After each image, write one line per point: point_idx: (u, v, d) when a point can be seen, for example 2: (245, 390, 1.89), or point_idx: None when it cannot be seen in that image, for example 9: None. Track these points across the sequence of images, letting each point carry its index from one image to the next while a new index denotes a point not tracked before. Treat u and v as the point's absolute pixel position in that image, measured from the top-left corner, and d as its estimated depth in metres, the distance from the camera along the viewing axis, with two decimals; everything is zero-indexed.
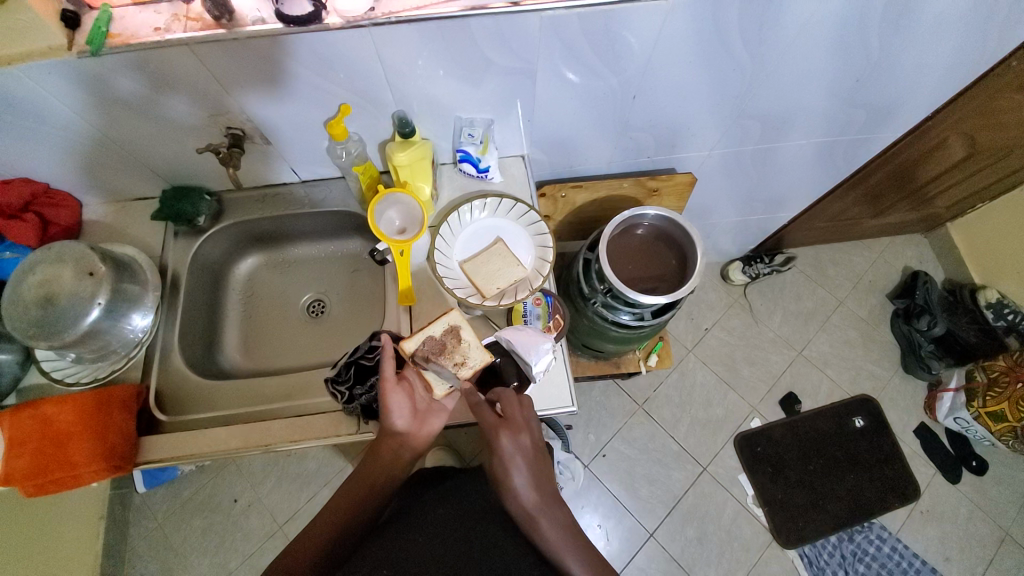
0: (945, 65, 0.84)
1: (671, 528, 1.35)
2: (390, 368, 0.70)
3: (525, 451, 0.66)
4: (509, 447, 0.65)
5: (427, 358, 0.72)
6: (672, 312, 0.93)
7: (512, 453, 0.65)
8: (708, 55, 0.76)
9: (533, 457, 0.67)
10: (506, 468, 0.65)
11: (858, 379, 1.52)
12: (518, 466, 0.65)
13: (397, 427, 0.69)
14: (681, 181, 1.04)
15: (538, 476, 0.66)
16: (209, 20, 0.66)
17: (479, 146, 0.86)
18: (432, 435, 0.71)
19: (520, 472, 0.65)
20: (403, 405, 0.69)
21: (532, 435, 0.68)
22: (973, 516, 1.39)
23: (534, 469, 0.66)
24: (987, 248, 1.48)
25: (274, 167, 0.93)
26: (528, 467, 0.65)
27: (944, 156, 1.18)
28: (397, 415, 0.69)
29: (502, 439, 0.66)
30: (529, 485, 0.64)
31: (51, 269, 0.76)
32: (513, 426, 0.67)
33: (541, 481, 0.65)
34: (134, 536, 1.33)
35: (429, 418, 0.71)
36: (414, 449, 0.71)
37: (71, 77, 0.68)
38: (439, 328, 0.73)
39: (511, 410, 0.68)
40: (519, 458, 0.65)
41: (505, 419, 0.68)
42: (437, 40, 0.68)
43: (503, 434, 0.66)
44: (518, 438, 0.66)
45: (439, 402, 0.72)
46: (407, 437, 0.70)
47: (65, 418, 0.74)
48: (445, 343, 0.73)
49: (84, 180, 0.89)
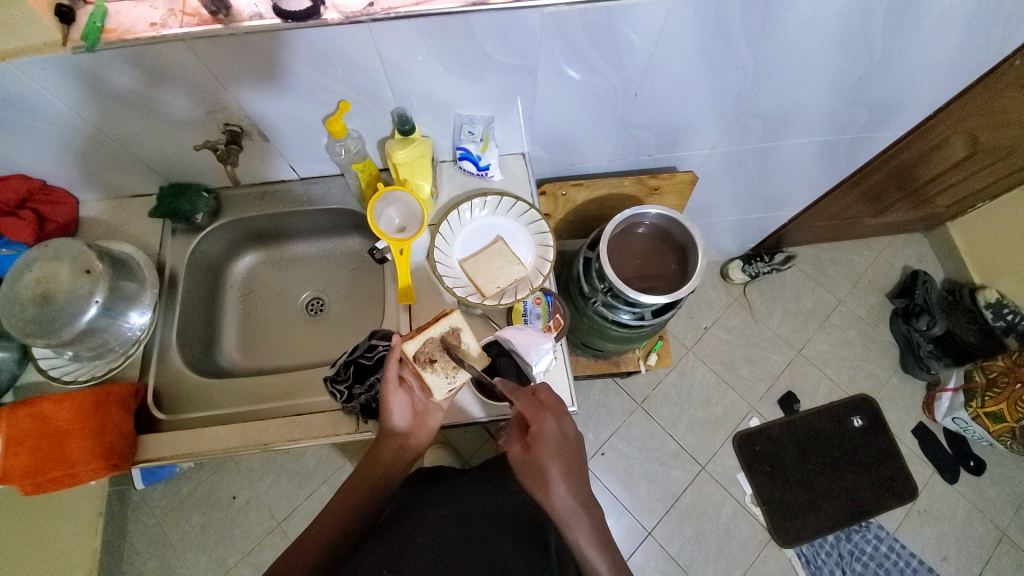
0: (947, 64, 0.83)
1: (669, 526, 1.36)
2: (392, 371, 0.70)
3: (565, 439, 0.65)
4: (552, 430, 0.65)
5: (426, 359, 0.70)
6: (673, 312, 0.93)
7: (552, 437, 0.65)
8: (710, 53, 0.75)
9: (573, 448, 0.65)
10: (546, 452, 0.64)
11: (857, 379, 1.52)
12: (558, 452, 0.64)
13: (397, 428, 0.71)
14: (683, 179, 1.04)
15: (575, 466, 0.64)
16: (206, 16, 0.65)
17: (479, 144, 0.85)
18: (432, 433, 0.73)
19: (560, 459, 0.63)
20: (402, 408, 0.71)
21: (574, 422, 0.68)
22: (970, 515, 1.39)
23: (573, 461, 0.64)
24: (987, 247, 1.48)
25: (272, 164, 0.92)
26: (565, 454, 0.64)
27: (945, 156, 1.17)
28: (397, 418, 0.71)
29: (544, 421, 0.66)
30: (566, 475, 0.63)
31: (48, 266, 0.76)
32: (555, 409, 0.67)
33: (578, 473, 0.64)
34: (133, 533, 1.33)
35: (426, 419, 0.73)
36: (414, 449, 0.73)
37: (67, 73, 0.67)
38: (439, 329, 0.71)
39: (550, 397, 0.69)
40: (560, 443, 0.64)
41: (546, 404, 0.68)
42: (436, 36, 0.68)
43: (545, 417, 0.66)
44: (560, 423, 0.66)
45: (435, 404, 0.73)
46: (408, 437, 0.72)
47: (62, 417, 0.73)
48: (447, 343, 0.71)
49: (81, 177, 0.88)
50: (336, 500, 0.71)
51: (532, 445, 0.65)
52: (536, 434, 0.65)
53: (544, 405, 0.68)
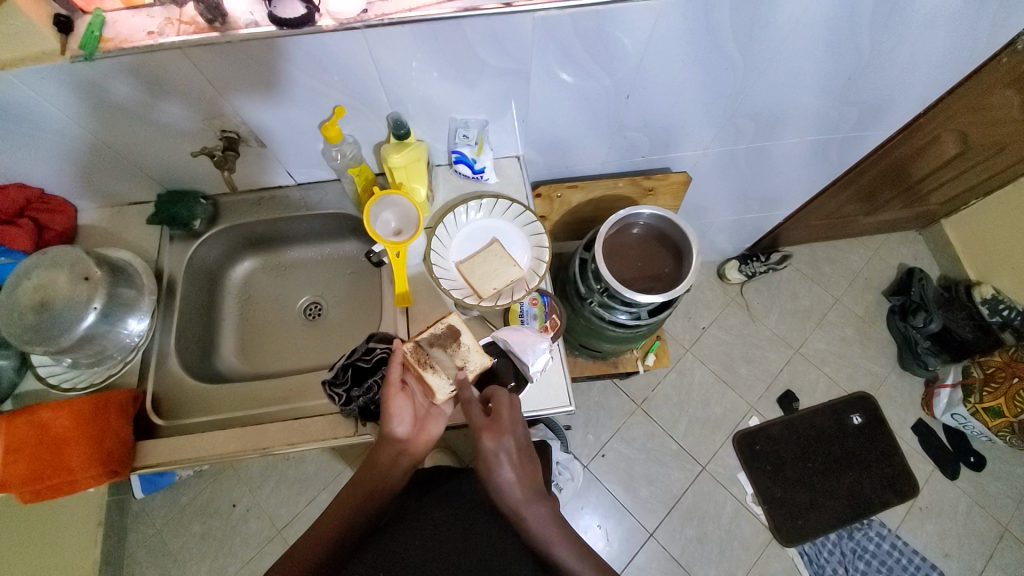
0: (937, 61, 0.84)
1: (671, 527, 1.35)
2: (396, 372, 0.69)
3: (508, 452, 0.65)
4: (491, 450, 0.64)
5: (428, 361, 0.71)
6: (669, 311, 0.93)
7: (493, 455, 0.64)
8: (701, 55, 0.76)
9: (518, 457, 0.65)
10: (489, 469, 0.64)
11: (856, 377, 1.53)
12: (505, 458, 0.64)
13: (398, 433, 0.68)
14: (677, 180, 1.05)
15: (522, 474, 0.65)
16: (202, 24, 0.66)
17: (474, 147, 0.86)
18: (432, 442, 0.71)
19: (506, 465, 0.64)
20: (404, 412, 0.69)
21: (520, 431, 0.67)
22: (972, 512, 1.39)
23: (520, 469, 0.65)
24: (981, 243, 1.49)
25: (269, 170, 0.93)
26: (510, 466, 0.64)
27: (938, 153, 1.18)
28: (398, 421, 0.68)
29: (484, 441, 0.64)
30: (515, 475, 0.64)
31: (47, 273, 0.76)
32: (497, 426, 0.65)
33: (526, 478, 0.65)
34: (133, 542, 1.33)
35: (427, 425, 0.71)
36: (414, 456, 0.70)
37: (65, 82, 0.68)
38: (439, 330, 0.73)
39: (499, 408, 0.67)
40: (503, 458, 0.64)
41: (491, 420, 0.66)
42: (430, 42, 0.69)
43: (485, 436, 0.65)
44: (501, 440, 0.65)
45: (437, 409, 0.72)
46: (407, 442, 0.69)
47: (61, 423, 0.74)
48: (447, 345, 0.72)
49: (79, 185, 0.88)
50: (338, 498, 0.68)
51: (476, 462, 0.65)
52: (478, 452, 0.65)
53: (488, 420, 0.66)
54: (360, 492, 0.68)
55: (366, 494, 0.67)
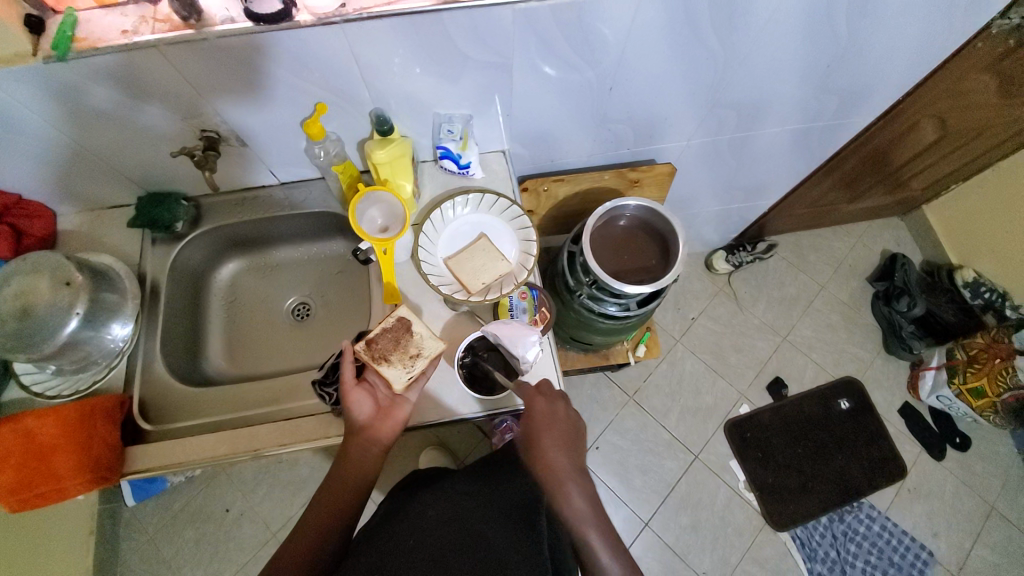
0: (913, 49, 0.85)
1: (666, 516, 1.37)
2: (349, 371, 0.70)
3: (556, 415, 0.72)
4: (542, 409, 0.72)
5: (380, 355, 0.71)
6: (658, 301, 0.94)
7: (544, 415, 0.71)
8: (682, 45, 0.76)
9: (565, 425, 0.72)
10: (538, 428, 0.71)
11: (843, 362, 1.55)
12: (552, 427, 0.71)
13: (360, 424, 0.69)
14: (661, 171, 1.05)
15: (567, 440, 0.71)
16: (177, 21, 0.65)
17: (458, 142, 0.86)
18: (400, 427, 0.70)
19: (549, 433, 0.70)
20: (363, 405, 0.69)
21: (567, 403, 0.74)
22: (958, 491, 1.42)
23: (566, 434, 0.71)
24: (961, 227, 1.51)
25: (252, 170, 0.92)
26: (557, 430, 0.71)
27: (917, 140, 1.20)
28: (358, 412, 0.69)
29: (537, 402, 0.72)
30: (558, 445, 0.70)
31: (26, 280, 0.74)
32: (548, 393, 0.74)
33: (571, 445, 0.70)
34: (126, 550, 1.32)
35: (391, 412, 0.70)
36: (382, 444, 0.69)
37: (38, 84, 0.67)
38: (388, 324, 0.72)
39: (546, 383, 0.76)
40: (551, 420, 0.71)
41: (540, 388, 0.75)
42: (411, 35, 0.68)
43: (537, 398, 0.73)
44: (552, 404, 0.73)
45: (400, 397, 0.71)
46: (372, 432, 0.69)
47: (46, 432, 0.73)
48: (399, 336, 0.72)
49: (58, 190, 0.87)
50: (324, 495, 0.69)
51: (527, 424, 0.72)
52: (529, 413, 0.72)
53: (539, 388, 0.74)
54: (345, 487, 0.68)
55: (351, 486, 0.68)
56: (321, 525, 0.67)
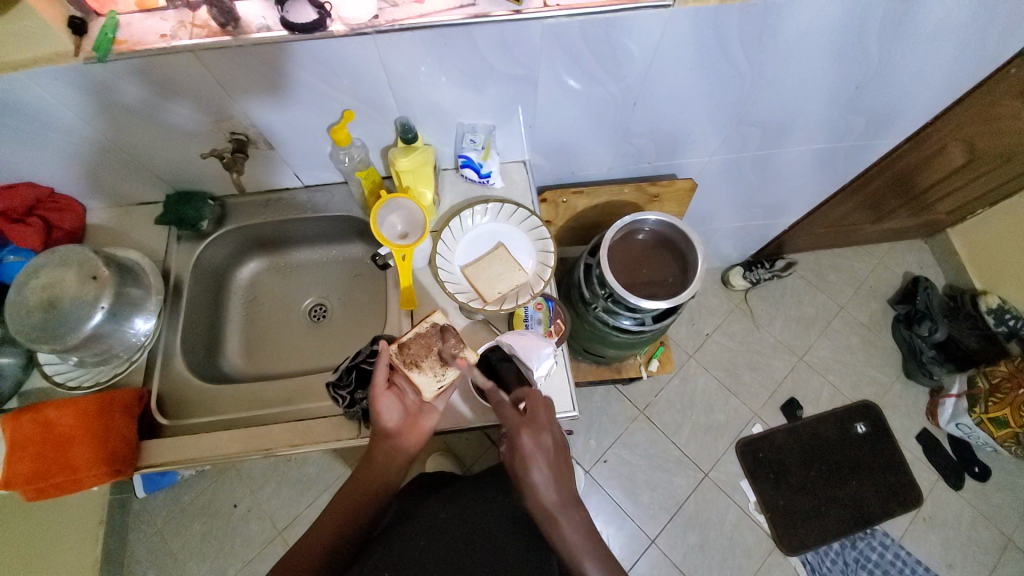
0: (944, 71, 0.84)
1: (673, 534, 1.35)
2: (381, 375, 0.70)
3: (543, 451, 0.65)
4: (529, 447, 0.64)
5: (414, 360, 0.72)
6: (673, 317, 0.93)
7: (530, 453, 0.64)
8: (708, 63, 0.76)
9: (555, 458, 0.65)
10: (523, 465, 0.64)
11: (860, 385, 1.52)
12: (539, 462, 0.64)
13: (389, 431, 0.69)
14: (682, 187, 1.06)
15: (558, 474, 0.65)
16: (214, 27, 0.66)
17: (480, 152, 0.86)
18: (425, 436, 0.71)
19: (539, 470, 0.64)
20: (393, 410, 0.70)
21: (557, 431, 0.67)
22: (976, 523, 1.38)
23: (555, 469, 0.65)
24: (987, 252, 1.48)
25: (276, 172, 0.94)
26: (547, 466, 0.64)
27: (944, 163, 1.18)
28: (387, 418, 0.69)
29: (522, 437, 0.65)
30: (548, 481, 0.64)
31: (55, 272, 0.77)
32: (535, 424, 0.66)
33: (562, 480, 0.65)
34: (134, 540, 1.33)
35: (419, 420, 0.71)
36: (407, 451, 0.70)
37: (77, 83, 0.69)
38: (423, 329, 0.73)
39: (532, 406, 0.67)
40: (539, 457, 0.64)
41: (527, 416, 0.67)
42: (439, 47, 0.69)
43: (523, 432, 0.65)
44: (538, 437, 0.65)
45: (429, 405, 0.72)
46: (399, 438, 0.69)
47: (67, 422, 0.74)
48: (432, 343, 0.73)
49: (89, 185, 0.89)
50: (345, 493, 0.68)
51: (512, 456, 0.65)
52: (514, 446, 0.65)
53: (525, 417, 0.67)
54: (368, 491, 0.68)
55: (374, 490, 0.68)
56: (343, 522, 0.67)
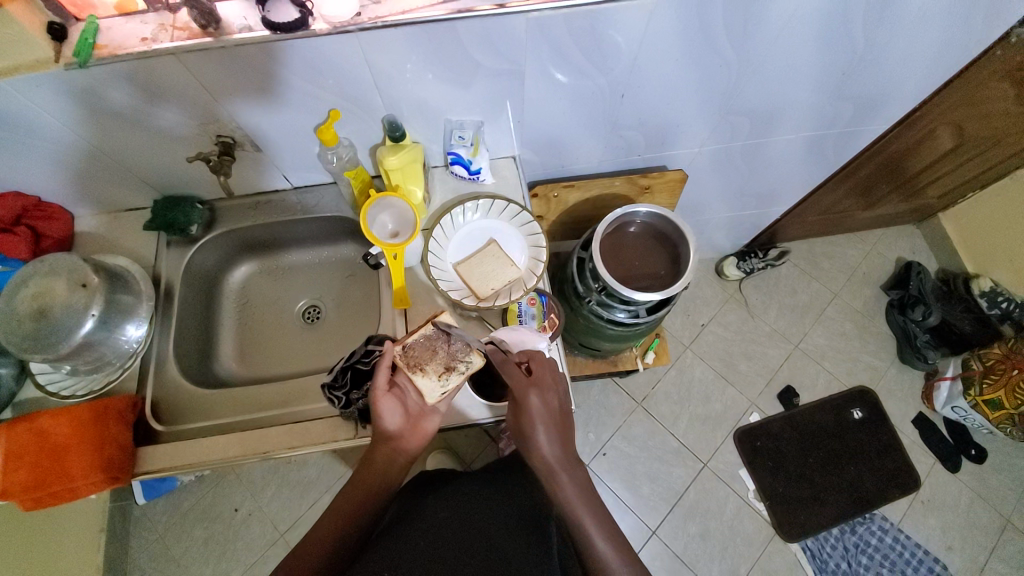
0: (930, 55, 0.84)
1: (674, 525, 1.35)
2: (383, 377, 0.69)
3: (549, 411, 0.68)
4: (537, 405, 0.67)
5: (418, 363, 0.72)
6: (667, 308, 0.93)
7: (539, 411, 0.67)
8: (695, 53, 0.76)
9: (558, 417, 0.69)
10: (529, 423, 0.67)
11: (855, 371, 1.53)
12: (545, 422, 0.67)
13: (391, 434, 0.68)
14: (673, 177, 1.05)
15: (561, 434, 0.68)
16: (196, 29, 0.66)
17: (470, 148, 0.86)
18: (426, 439, 0.70)
19: (544, 428, 0.66)
20: (395, 413, 0.68)
21: (559, 395, 0.71)
22: (973, 504, 1.39)
23: (560, 427, 0.68)
24: (978, 235, 1.49)
25: (265, 174, 0.93)
26: (552, 426, 0.67)
27: (933, 147, 1.19)
28: (389, 421, 0.68)
29: (529, 396, 0.68)
30: (552, 442, 0.66)
31: (44, 281, 0.76)
32: (541, 385, 0.69)
33: (565, 440, 0.68)
34: (135, 548, 1.33)
35: (420, 422, 0.70)
36: (408, 454, 0.70)
37: (58, 89, 0.68)
38: (428, 331, 0.74)
39: (541, 369, 0.72)
40: (546, 415, 0.67)
41: (534, 377, 0.70)
42: (423, 43, 0.69)
43: (530, 391, 0.68)
44: (545, 397, 0.68)
45: (431, 408, 0.71)
46: (400, 441, 0.69)
47: (61, 431, 0.74)
48: (436, 347, 0.73)
49: (76, 193, 0.89)
50: (347, 492, 0.68)
51: (519, 416, 0.68)
52: (521, 407, 0.68)
53: (532, 379, 0.69)
54: (369, 492, 0.68)
55: (374, 491, 0.68)
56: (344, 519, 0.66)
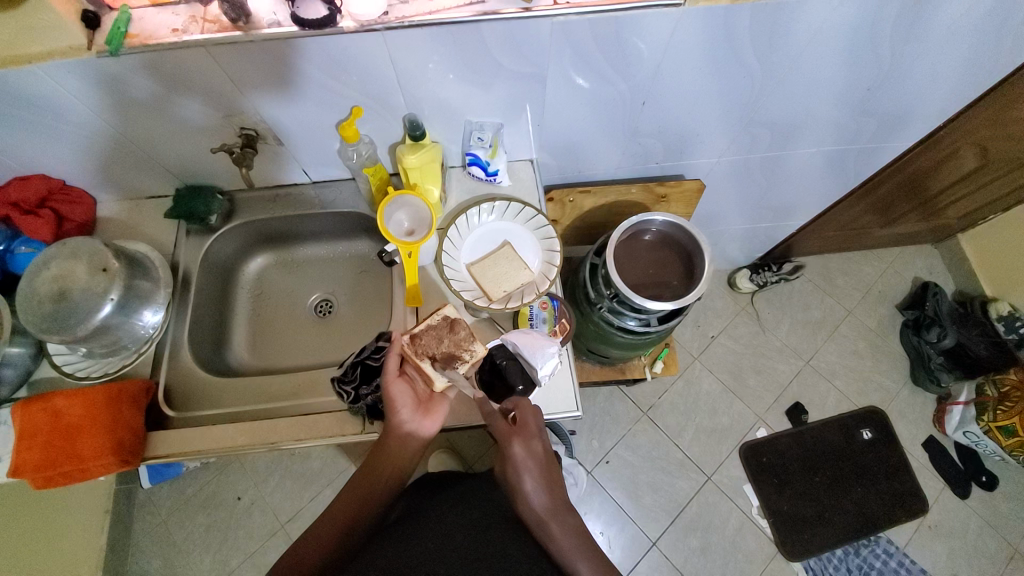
0: (956, 74, 0.83)
1: (674, 537, 1.34)
2: (393, 364, 0.71)
3: (533, 458, 0.68)
4: (519, 455, 0.68)
5: (425, 351, 0.71)
6: (679, 319, 0.93)
7: (522, 460, 0.68)
8: (718, 63, 0.76)
9: (544, 463, 0.69)
10: (514, 473, 0.68)
11: (866, 391, 1.51)
12: (529, 471, 0.68)
13: (403, 419, 0.70)
14: (690, 187, 1.05)
15: (548, 481, 0.68)
16: (225, 22, 0.67)
17: (488, 150, 0.86)
18: (437, 425, 0.71)
19: (529, 476, 0.67)
20: (406, 398, 0.70)
21: (545, 439, 0.71)
22: (982, 532, 1.36)
23: (546, 475, 0.68)
24: (999, 259, 1.47)
25: (285, 168, 0.94)
26: (536, 473, 0.68)
27: (956, 167, 1.17)
28: (400, 407, 0.70)
29: (512, 445, 0.68)
30: (538, 489, 0.67)
31: (65, 264, 0.77)
32: (525, 432, 0.70)
33: (552, 485, 0.68)
34: (138, 531, 1.35)
35: (431, 408, 0.71)
36: (421, 439, 0.71)
37: (89, 77, 0.70)
38: (436, 319, 0.73)
39: (524, 415, 0.71)
40: (529, 464, 0.68)
41: (518, 425, 0.70)
42: (448, 44, 0.69)
43: (513, 440, 0.69)
44: (528, 445, 0.69)
45: (440, 395, 0.72)
46: (412, 426, 0.70)
47: (74, 412, 0.75)
48: (442, 335, 0.73)
49: (100, 178, 0.90)
50: (357, 481, 0.69)
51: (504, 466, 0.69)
52: (505, 456, 0.69)
53: (515, 426, 0.70)
54: (381, 479, 0.69)
55: (387, 477, 0.69)
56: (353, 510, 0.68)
